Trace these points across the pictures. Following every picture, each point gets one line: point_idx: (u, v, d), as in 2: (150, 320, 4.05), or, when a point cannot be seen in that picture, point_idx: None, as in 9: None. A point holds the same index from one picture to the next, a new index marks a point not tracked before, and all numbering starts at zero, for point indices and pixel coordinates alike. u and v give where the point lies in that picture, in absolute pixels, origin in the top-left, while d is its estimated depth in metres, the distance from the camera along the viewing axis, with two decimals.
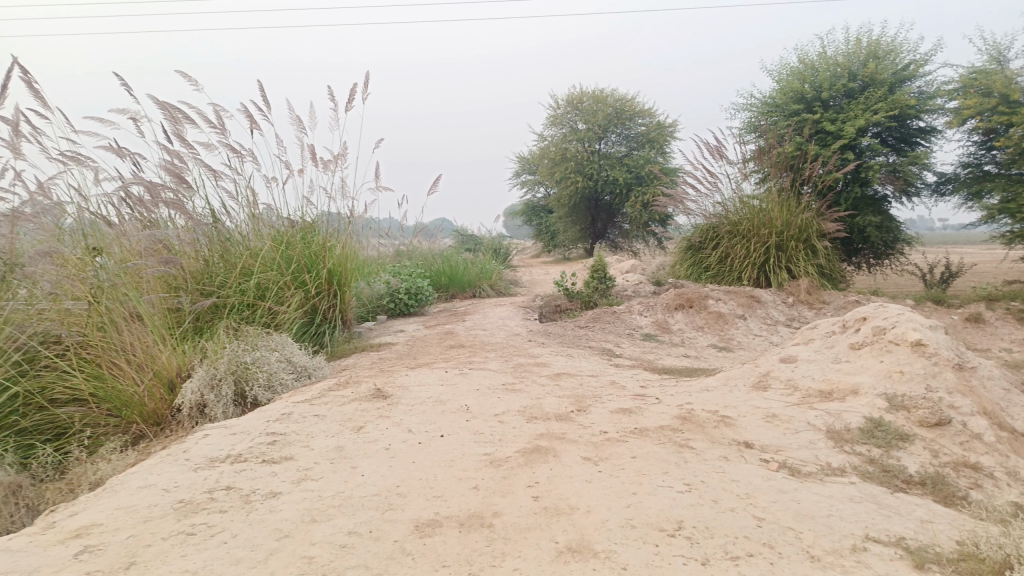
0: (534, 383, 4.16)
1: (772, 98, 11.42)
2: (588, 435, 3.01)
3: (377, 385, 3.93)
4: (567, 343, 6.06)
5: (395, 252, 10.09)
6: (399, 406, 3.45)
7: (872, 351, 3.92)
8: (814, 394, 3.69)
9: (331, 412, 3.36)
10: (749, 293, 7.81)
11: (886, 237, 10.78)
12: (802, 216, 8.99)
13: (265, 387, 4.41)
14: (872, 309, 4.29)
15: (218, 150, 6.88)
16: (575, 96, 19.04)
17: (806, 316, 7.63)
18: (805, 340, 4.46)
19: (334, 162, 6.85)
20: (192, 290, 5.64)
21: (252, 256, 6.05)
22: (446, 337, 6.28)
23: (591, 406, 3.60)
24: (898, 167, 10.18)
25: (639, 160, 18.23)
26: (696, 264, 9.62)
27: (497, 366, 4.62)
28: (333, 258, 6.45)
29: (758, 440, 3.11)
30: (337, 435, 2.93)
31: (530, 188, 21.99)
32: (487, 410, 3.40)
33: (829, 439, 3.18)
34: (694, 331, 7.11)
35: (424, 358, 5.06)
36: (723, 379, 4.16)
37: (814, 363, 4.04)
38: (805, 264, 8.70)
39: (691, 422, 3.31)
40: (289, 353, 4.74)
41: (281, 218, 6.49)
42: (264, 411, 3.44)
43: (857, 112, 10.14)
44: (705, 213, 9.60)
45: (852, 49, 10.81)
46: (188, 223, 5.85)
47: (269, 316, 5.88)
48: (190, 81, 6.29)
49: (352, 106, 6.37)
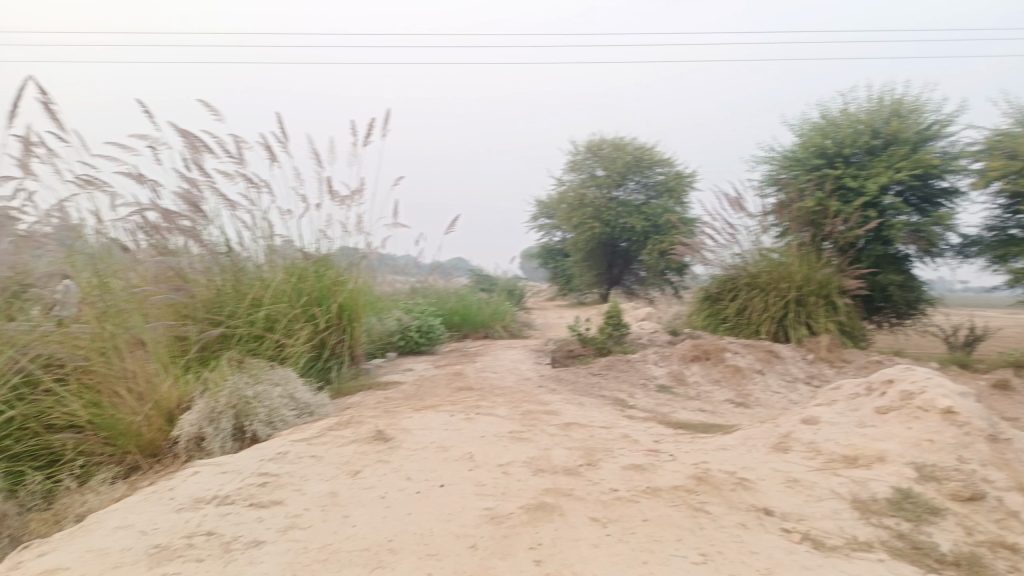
0: (542, 432, 3.99)
1: (793, 152, 11.36)
2: (598, 493, 2.84)
3: (379, 427, 3.78)
4: (579, 391, 5.89)
5: (409, 289, 10.02)
6: (400, 451, 3.30)
7: (900, 415, 3.73)
8: (837, 459, 3.50)
9: (328, 453, 3.22)
10: (768, 348, 7.61)
11: (908, 296, 10.57)
12: (823, 271, 8.83)
13: (265, 423, 4.26)
14: (899, 371, 4.11)
15: (236, 181, 6.88)
16: (595, 143, 19.12)
17: (826, 374, 7.41)
18: (828, 400, 4.27)
19: (352, 196, 6.81)
20: (202, 318, 5.57)
21: (264, 287, 5.98)
22: (454, 379, 6.13)
23: (602, 460, 3.42)
24: (921, 226, 10.02)
25: (658, 209, 18.19)
26: (713, 316, 9.44)
27: (505, 413, 4.46)
28: (345, 293, 6.35)
29: (779, 507, 2.93)
30: (332, 479, 2.78)
31: (547, 232, 21.98)
32: (492, 459, 3.24)
33: (854, 510, 2.99)
34: (710, 384, 6.91)
35: (431, 400, 4.91)
36: (741, 438, 3.97)
37: (838, 426, 3.85)
38: (825, 320, 8.51)
39: (706, 484, 3.13)
40: (293, 389, 4.59)
41: (296, 250, 6.43)
42: (260, 449, 3.30)
43: (880, 169, 10.04)
44: (723, 264, 9.45)
45: (875, 107, 10.76)
46: (202, 250, 5.81)
47: (276, 349, 5.78)
48: (212, 111, 6.33)
49: (370, 141, 6.34)
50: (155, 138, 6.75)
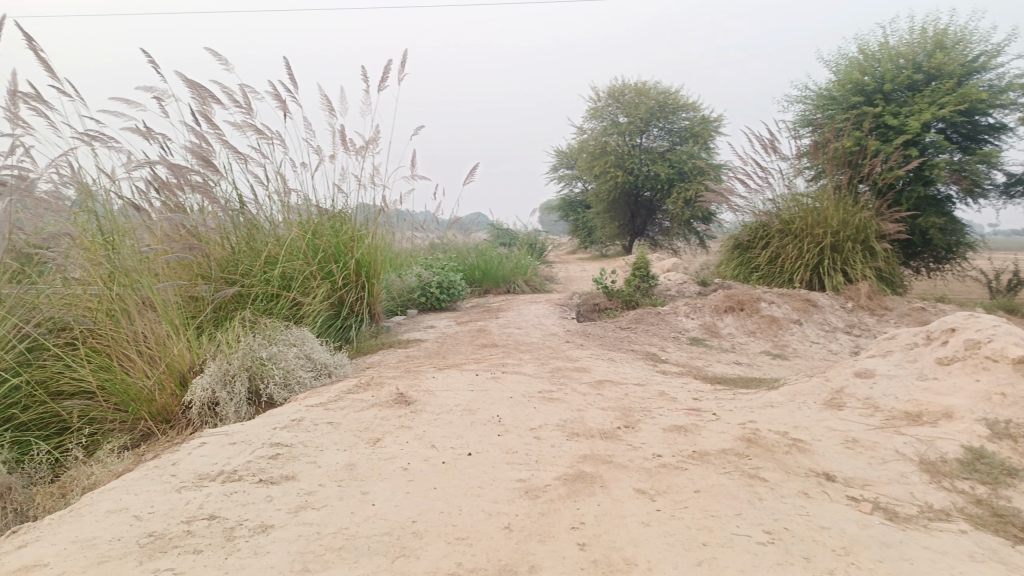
0: (574, 391, 3.74)
1: (829, 90, 10.79)
2: (640, 459, 2.59)
3: (400, 389, 3.54)
4: (608, 346, 5.63)
5: (430, 244, 9.75)
6: (423, 416, 3.06)
7: (965, 367, 3.41)
8: (898, 415, 3.20)
9: (346, 419, 2.99)
10: (805, 297, 7.26)
11: (949, 240, 10.10)
12: (860, 215, 8.39)
13: (281, 386, 4.05)
14: (962, 319, 3.76)
15: (247, 134, 6.60)
16: (617, 88, 18.45)
17: (867, 323, 7.06)
18: (882, 352, 3.96)
19: (367, 147, 6.49)
20: (219, 279, 5.37)
21: (278, 244, 5.74)
22: (478, 336, 5.88)
23: (640, 422, 3.16)
24: (965, 165, 9.51)
25: (682, 155, 17.63)
26: (744, 264, 9.07)
27: (533, 371, 4.20)
28: (362, 248, 6.10)
29: (840, 472, 2.66)
30: (350, 449, 2.55)
31: (568, 182, 21.49)
32: (521, 423, 2.99)
33: (924, 473, 2.71)
34: (745, 336, 6.61)
35: (454, 358, 4.67)
36: (789, 394, 3.68)
37: (896, 379, 3.54)
38: (862, 266, 8.10)
39: (758, 447, 2.86)
40: (309, 349, 4.37)
41: (310, 205, 6.17)
42: (274, 415, 3.07)
43: (923, 105, 9.49)
44: (755, 210, 9.04)
45: (916, 39, 10.12)
46: (214, 207, 5.57)
47: (292, 308, 5.55)
48: (219, 58, 6.02)
49: (385, 85, 5.97)
50: (162, 90, 6.47)
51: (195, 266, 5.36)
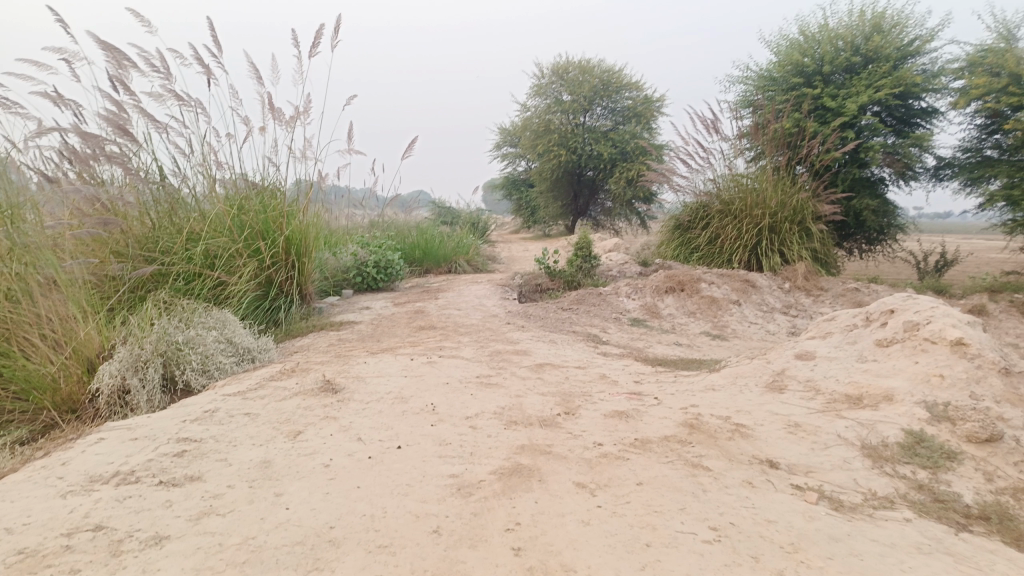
0: (513, 375, 3.59)
1: (769, 71, 10.86)
2: (580, 449, 2.46)
3: (328, 375, 3.33)
4: (549, 327, 5.50)
5: (369, 223, 9.44)
6: (351, 405, 2.85)
7: (904, 349, 3.39)
8: (839, 398, 3.16)
9: (266, 409, 2.77)
10: (744, 277, 7.29)
11: (881, 222, 10.35)
12: (797, 196, 8.47)
13: (200, 372, 3.78)
14: (901, 300, 3.75)
15: (168, 102, 6.18)
16: (561, 66, 18.27)
17: (803, 304, 7.13)
18: (822, 334, 3.93)
19: (298, 117, 6.15)
20: (137, 257, 5.07)
21: (201, 220, 5.41)
22: (415, 317, 5.67)
23: (580, 408, 3.03)
24: (898, 148, 9.72)
25: (625, 135, 17.63)
26: (684, 245, 9.07)
27: (471, 354, 4.04)
28: (292, 225, 5.74)
29: (783, 459, 2.58)
30: (267, 445, 2.34)
31: (511, 161, 21.29)
32: (456, 411, 2.83)
33: (865, 457, 2.66)
34: (685, 317, 6.59)
35: (389, 341, 4.46)
36: (730, 376, 3.62)
37: (836, 362, 3.51)
38: (798, 247, 8.20)
39: (700, 433, 2.77)
40: (231, 333, 4.09)
41: (238, 179, 5.80)
42: (186, 405, 2.82)
43: (860, 88, 9.62)
44: (696, 190, 9.02)
45: (855, 21, 10.23)
46: (131, 180, 5.20)
47: (216, 289, 5.22)
48: (136, 19, 5.59)
49: (318, 52, 5.63)
50: (72, 52, 5.99)
51: (111, 242, 5.05)
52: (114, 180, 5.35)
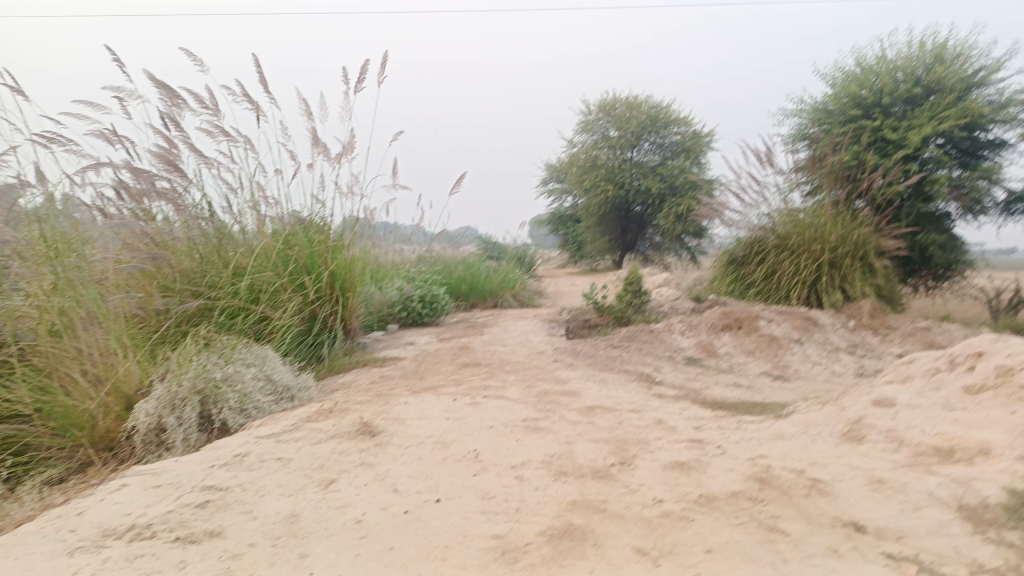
0: (562, 418, 3.35)
1: (825, 103, 10.53)
2: (639, 507, 2.22)
3: (366, 417, 3.15)
4: (599, 366, 5.25)
5: (415, 257, 9.36)
6: (389, 450, 2.66)
7: (998, 397, 3.04)
8: (926, 450, 2.84)
9: (299, 454, 2.60)
10: (805, 314, 6.92)
11: (949, 257, 9.84)
12: (858, 231, 8.08)
13: (237, 411, 3.64)
14: (989, 342, 3.41)
15: (217, 139, 6.22)
16: (608, 102, 18.20)
17: (870, 343, 6.72)
18: (901, 377, 3.60)
19: (345, 152, 6.12)
20: (183, 291, 5.05)
21: (248, 254, 5.34)
22: (460, 354, 5.49)
23: (636, 457, 2.78)
24: (966, 181, 9.27)
25: (674, 170, 17.39)
26: (738, 281, 8.73)
27: (518, 395, 3.82)
28: (338, 259, 5.59)
29: (869, 521, 2.29)
30: (296, 495, 2.17)
31: (557, 197, 21.20)
32: (501, 459, 2.61)
33: (964, 520, 2.34)
34: (743, 356, 6.26)
35: (432, 380, 4.28)
36: (799, 424, 3.32)
37: (919, 409, 3.18)
38: (861, 284, 7.80)
39: (772, 490, 2.49)
40: (271, 370, 3.94)
41: (289, 213, 5.71)
42: (217, 448, 2.68)
43: (923, 119, 9.23)
44: (750, 224, 8.70)
45: (915, 51, 9.87)
46: (180, 215, 5.20)
47: (260, 324, 5.16)
48: (188, 58, 5.66)
49: (363, 87, 5.60)
50: (127, 90, 6.10)
51: (159, 276, 5.06)
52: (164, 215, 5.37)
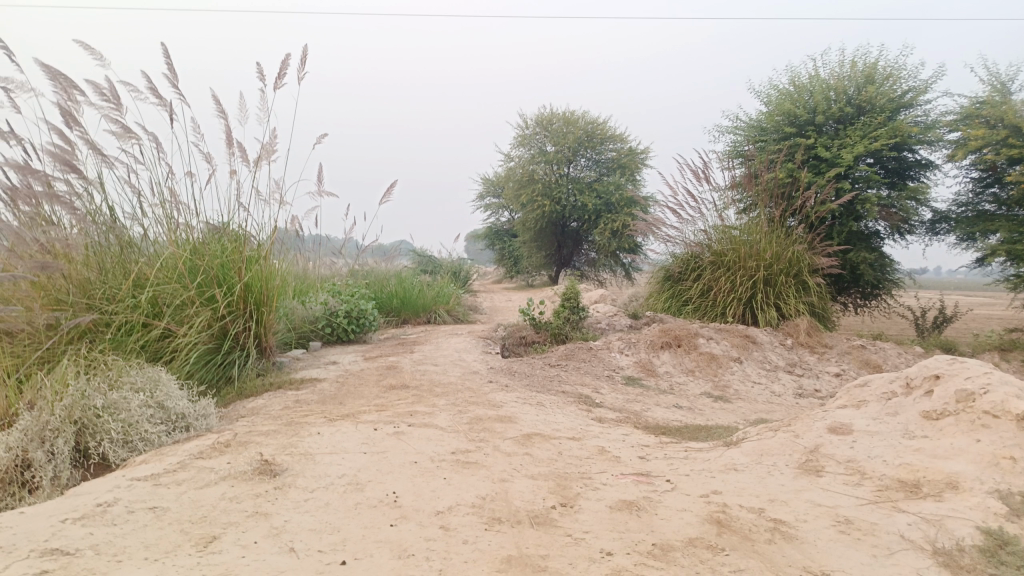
0: (495, 449, 3.00)
1: (759, 120, 10.60)
2: (584, 564, 1.89)
3: (268, 452, 2.72)
4: (535, 387, 4.93)
5: (345, 270, 8.90)
6: (290, 496, 2.25)
7: (959, 424, 2.85)
8: (891, 484, 2.60)
9: (179, 503, 2.17)
10: (744, 332, 6.78)
11: (878, 275, 9.99)
12: (793, 248, 8.05)
13: (119, 444, 3.14)
14: (946, 364, 3.24)
15: (122, 136, 5.64)
16: (545, 116, 18.06)
17: (808, 362, 6.61)
18: (855, 402, 3.39)
19: (264, 155, 5.64)
20: (77, 304, 4.51)
21: (152, 264, 4.81)
22: (386, 374, 5.07)
23: (578, 497, 2.45)
24: (895, 200, 9.44)
25: (609, 186, 17.35)
26: (675, 297, 8.58)
27: (447, 422, 3.45)
28: (253, 270, 5.00)
29: (841, 571, 2.02)
30: (165, 560, 1.75)
31: (493, 212, 20.96)
32: (423, 504, 2.24)
33: (942, 567, 2.08)
34: (683, 376, 6.05)
35: (353, 405, 3.86)
36: (753, 453, 3.05)
37: (877, 437, 2.97)
38: (795, 301, 7.75)
39: (732, 534, 2.20)
40: (164, 396, 3.44)
41: (201, 220, 5.14)
42: (77, 497, 2.22)
43: (855, 138, 9.35)
44: (686, 240, 8.57)
45: (847, 71, 10.02)
46: (78, 222, 4.65)
47: (162, 342, 4.63)
48: (86, 45, 5.10)
49: (283, 83, 5.15)
50: (17, 81, 5.46)
51: (50, 289, 4.51)
52: (59, 219, 4.81)
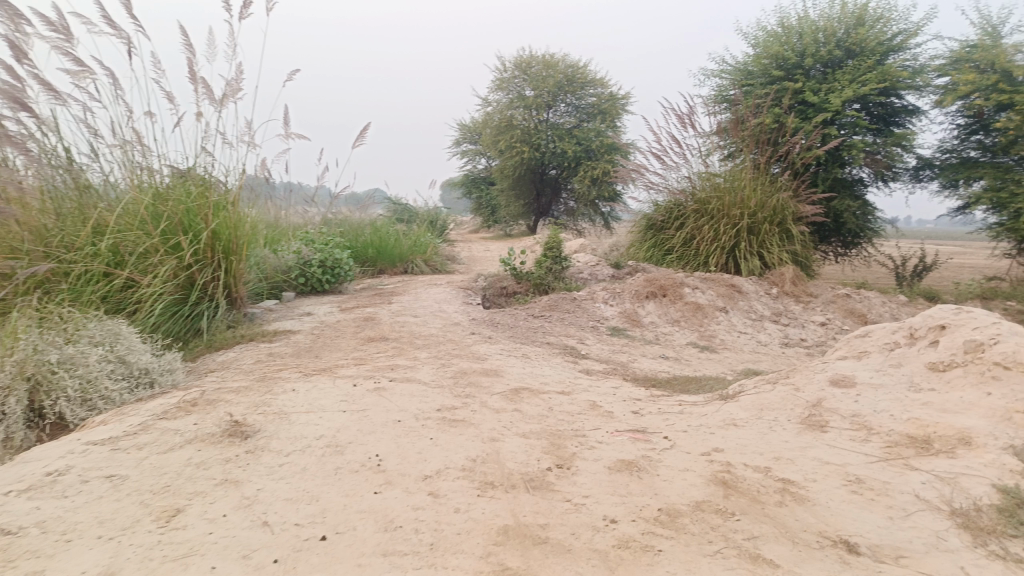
0: (483, 406, 2.83)
1: (746, 63, 10.31)
2: (587, 534, 1.73)
3: (239, 412, 2.51)
4: (519, 339, 4.76)
5: (319, 219, 8.59)
6: (262, 461, 2.06)
7: (968, 376, 2.73)
8: (900, 440, 2.48)
9: (140, 470, 1.97)
10: (729, 281, 6.65)
11: (861, 223, 9.91)
12: (778, 196, 7.88)
13: (77, 403, 2.92)
14: (952, 313, 3.12)
15: (74, 72, 5.23)
16: (524, 59, 17.52)
17: (793, 311, 6.52)
18: (855, 353, 3.27)
19: (230, 93, 5.28)
20: (34, 253, 4.21)
21: (112, 210, 4.49)
22: (363, 326, 4.85)
23: (575, 457, 2.29)
24: (881, 148, 9.29)
25: (589, 132, 16.99)
26: (657, 246, 8.41)
27: (430, 376, 3.27)
28: (220, 217, 4.69)
29: (857, 535, 1.89)
30: (122, 538, 1.56)
31: (470, 158, 20.50)
32: (409, 468, 2.06)
33: (962, 529, 1.95)
34: (669, 326, 5.92)
35: (329, 359, 3.66)
36: (752, 408, 2.92)
37: (882, 391, 2.84)
38: (779, 250, 7.63)
39: (740, 496, 2.06)
40: (125, 350, 3.21)
41: (165, 164, 4.79)
42: (24, 465, 2.01)
43: (843, 83, 9.13)
44: (669, 187, 8.37)
45: (837, 13, 9.73)
46: (32, 164, 4.30)
47: (125, 292, 4.36)
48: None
49: (248, 14, 4.78)
50: None
51: (4, 237, 4.21)
52: (12, 161, 4.45)
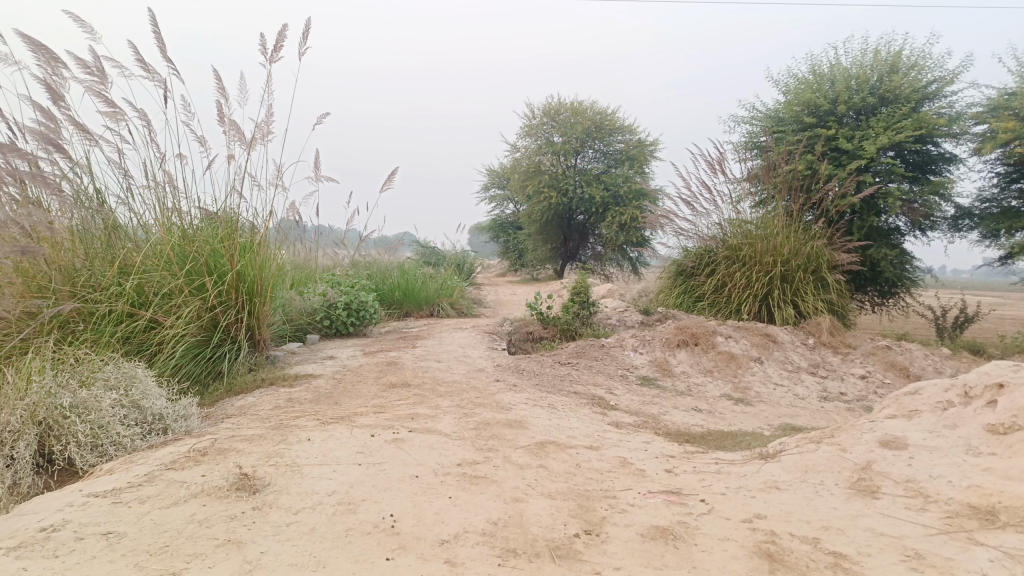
0: (506, 461, 2.67)
1: (777, 110, 10.24)
2: None
3: (249, 463, 2.39)
4: (545, 387, 4.60)
5: (347, 261, 8.58)
6: (269, 519, 1.93)
7: None
8: (960, 510, 2.26)
9: (139, 527, 1.85)
10: (763, 330, 6.44)
11: (898, 273, 9.63)
12: (811, 243, 7.69)
13: (88, 448, 2.83)
14: (1011, 371, 2.90)
15: (109, 114, 5.31)
16: (553, 106, 17.68)
17: (831, 363, 6.26)
18: (905, 412, 3.06)
19: (259, 136, 5.31)
20: (61, 292, 4.20)
21: (139, 250, 4.48)
22: (386, 371, 4.73)
23: (604, 522, 2.12)
24: (918, 196, 9.07)
25: (617, 178, 16.97)
26: (687, 293, 8.23)
27: (452, 427, 3.13)
28: (246, 258, 4.62)
29: None
30: None
31: (498, 203, 20.59)
32: (426, 531, 1.91)
33: None
34: (701, 376, 5.71)
35: (348, 406, 3.53)
36: (795, 469, 2.72)
37: (937, 454, 2.63)
38: (814, 298, 7.40)
39: (787, 572, 1.87)
40: (140, 395, 3.12)
41: (193, 205, 4.79)
42: (20, 517, 1.90)
43: (878, 129, 8.99)
44: (700, 234, 8.23)
45: (870, 61, 9.65)
46: (62, 204, 4.31)
47: (147, 334, 4.31)
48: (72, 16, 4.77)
49: (279, 57, 4.83)
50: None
51: (31, 276, 4.20)
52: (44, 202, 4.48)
